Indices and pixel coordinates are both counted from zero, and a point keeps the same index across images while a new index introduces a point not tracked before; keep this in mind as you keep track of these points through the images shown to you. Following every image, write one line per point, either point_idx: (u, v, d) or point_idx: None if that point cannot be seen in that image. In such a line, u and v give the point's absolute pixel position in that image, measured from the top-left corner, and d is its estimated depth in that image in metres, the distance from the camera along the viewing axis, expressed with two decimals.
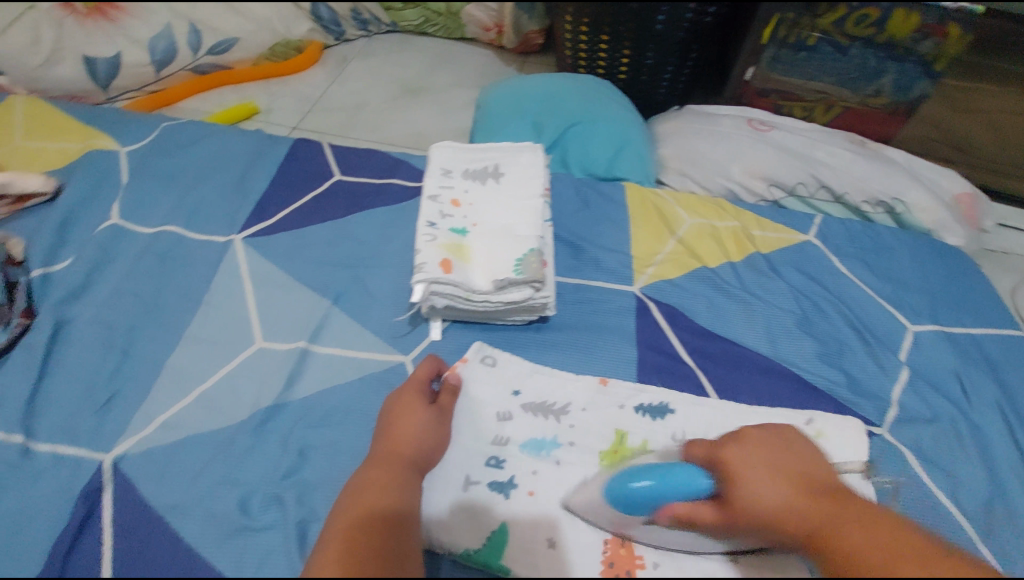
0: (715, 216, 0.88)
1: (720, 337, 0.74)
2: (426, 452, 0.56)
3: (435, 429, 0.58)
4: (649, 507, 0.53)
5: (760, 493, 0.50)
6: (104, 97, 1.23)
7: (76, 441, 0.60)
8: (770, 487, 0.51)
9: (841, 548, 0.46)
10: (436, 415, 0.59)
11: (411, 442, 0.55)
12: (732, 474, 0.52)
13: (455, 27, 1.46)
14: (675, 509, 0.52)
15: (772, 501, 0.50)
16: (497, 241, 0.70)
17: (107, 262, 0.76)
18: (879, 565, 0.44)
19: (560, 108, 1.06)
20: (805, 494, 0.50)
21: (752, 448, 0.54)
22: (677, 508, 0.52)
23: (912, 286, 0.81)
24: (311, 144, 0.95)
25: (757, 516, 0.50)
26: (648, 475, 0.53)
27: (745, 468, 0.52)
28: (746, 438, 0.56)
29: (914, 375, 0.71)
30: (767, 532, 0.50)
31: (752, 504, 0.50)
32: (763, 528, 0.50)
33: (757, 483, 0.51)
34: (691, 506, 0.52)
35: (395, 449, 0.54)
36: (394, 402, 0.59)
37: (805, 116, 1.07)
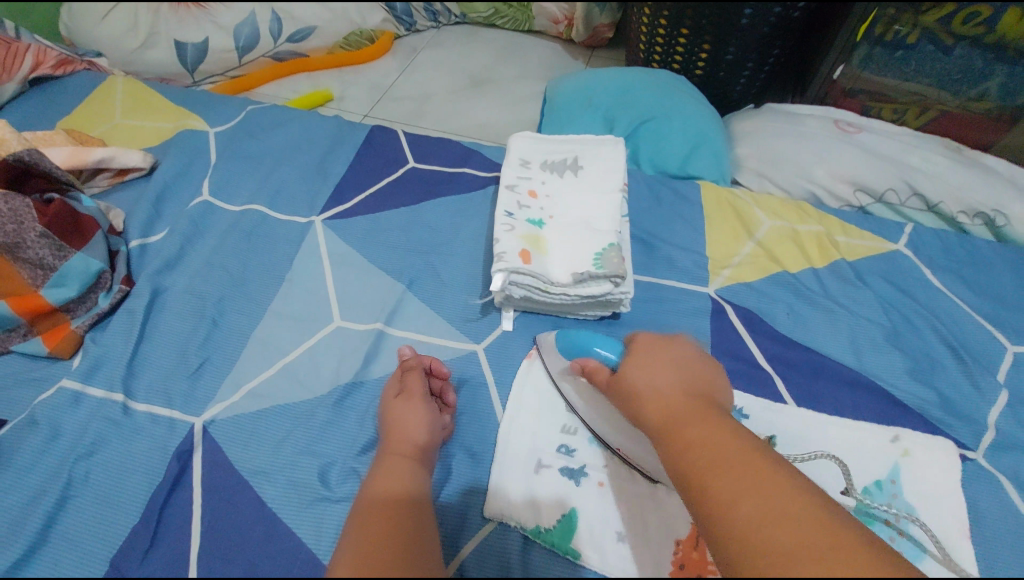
0: (796, 219, 0.84)
1: (799, 344, 0.71)
2: (429, 441, 0.55)
3: (430, 417, 0.57)
4: (583, 352, 0.58)
5: (642, 380, 0.49)
6: (190, 81, 1.29)
7: (171, 402, 0.64)
8: (653, 378, 0.49)
9: (683, 438, 0.44)
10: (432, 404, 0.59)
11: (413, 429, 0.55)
12: (631, 358, 0.51)
13: (524, 19, 1.46)
14: (588, 361, 0.56)
15: (657, 387, 0.48)
16: (575, 234, 0.70)
17: (198, 236, 0.80)
18: (704, 461, 0.42)
19: (634, 102, 1.04)
20: (670, 391, 0.48)
21: (658, 352, 0.51)
22: (589, 361, 0.56)
23: (1014, 304, 0.76)
24: (386, 131, 0.97)
25: (636, 394, 0.49)
26: (601, 343, 0.56)
27: (638, 361, 0.51)
28: (657, 341, 0.52)
29: (1015, 400, 0.66)
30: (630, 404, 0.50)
31: (631, 380, 0.50)
32: (631, 409, 0.50)
33: (642, 371, 0.50)
34: (599, 365, 0.55)
35: (399, 436, 0.54)
36: (391, 399, 0.59)
37: (895, 119, 1.01)
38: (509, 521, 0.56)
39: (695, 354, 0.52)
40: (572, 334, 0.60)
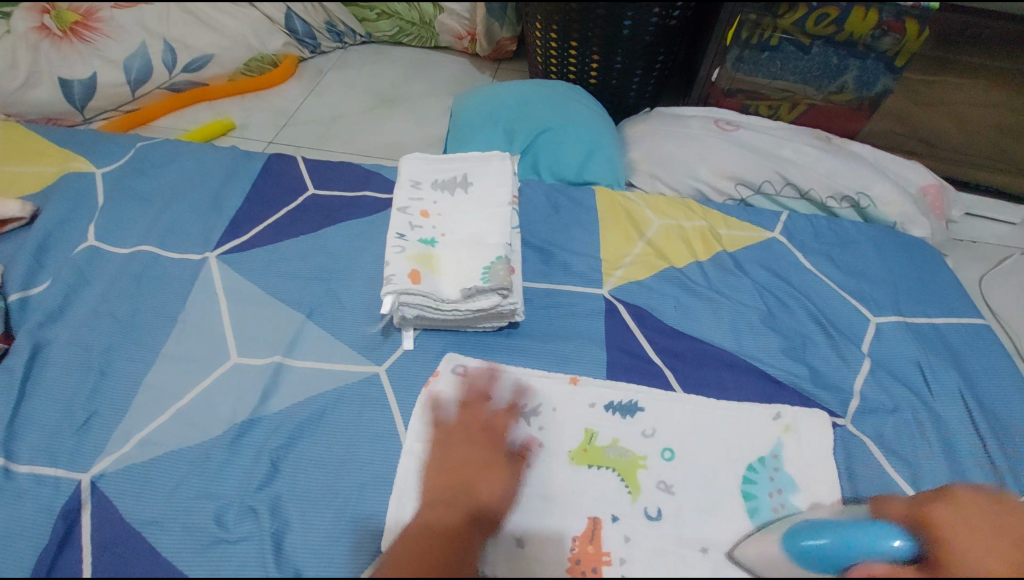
0: (683, 216, 0.90)
1: (687, 335, 0.76)
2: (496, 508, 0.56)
3: (505, 455, 0.60)
4: (842, 563, 0.53)
5: (977, 558, 0.52)
6: (81, 119, 1.24)
7: (56, 461, 0.62)
8: (984, 557, 0.52)
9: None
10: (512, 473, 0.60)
11: (495, 473, 0.58)
12: (935, 531, 0.55)
13: (428, 36, 1.47)
14: (872, 568, 0.51)
15: (994, 565, 0.51)
16: (465, 250, 0.72)
17: (84, 284, 0.78)
18: None
19: (530, 114, 1.08)
20: (1015, 562, 0.52)
21: (960, 511, 0.57)
22: (877, 568, 0.51)
23: (875, 279, 0.83)
24: (284, 159, 0.96)
25: (978, 576, 0.50)
26: (825, 533, 0.54)
27: (951, 529, 0.55)
28: (952, 498, 0.58)
29: (876, 366, 0.73)
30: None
31: (962, 561, 0.51)
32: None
33: (964, 548, 0.53)
34: (891, 568, 0.51)
35: (473, 477, 0.57)
36: (483, 453, 0.59)
37: (772, 114, 1.08)
38: None
39: (1011, 509, 0.58)
40: (789, 537, 0.55)
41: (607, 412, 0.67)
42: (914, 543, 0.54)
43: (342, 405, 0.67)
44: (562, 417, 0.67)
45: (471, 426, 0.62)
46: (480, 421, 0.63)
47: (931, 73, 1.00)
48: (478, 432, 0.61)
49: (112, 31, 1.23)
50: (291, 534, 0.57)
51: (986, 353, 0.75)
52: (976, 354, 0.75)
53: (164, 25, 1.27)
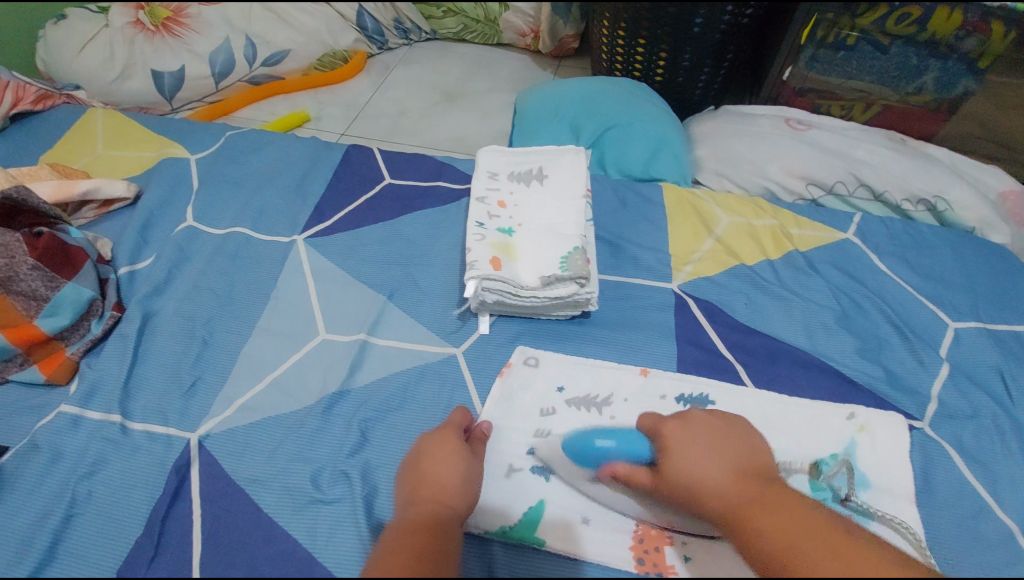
0: (752, 215, 0.90)
1: (758, 332, 0.76)
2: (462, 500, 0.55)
3: (472, 473, 0.58)
4: (597, 458, 0.60)
5: (693, 466, 0.54)
6: (169, 109, 1.33)
7: (167, 420, 0.67)
8: (705, 465, 0.54)
9: (753, 531, 0.50)
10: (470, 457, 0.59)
11: (459, 488, 0.55)
12: (668, 447, 0.56)
13: (492, 33, 1.51)
14: (616, 466, 0.58)
15: (706, 480, 0.53)
16: (542, 240, 0.75)
17: (185, 260, 0.84)
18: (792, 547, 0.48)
19: (597, 111, 1.10)
20: (738, 477, 0.53)
21: (694, 432, 0.57)
22: (617, 466, 0.57)
23: (954, 284, 0.82)
24: (362, 150, 1.01)
25: (683, 486, 0.54)
26: (611, 435, 0.60)
27: (681, 444, 0.56)
28: (690, 418, 0.59)
29: (955, 371, 0.72)
30: (686, 502, 0.54)
31: (676, 476, 0.54)
32: (683, 498, 0.54)
33: (694, 459, 0.54)
34: (632, 468, 0.57)
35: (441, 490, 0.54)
36: (432, 443, 0.59)
37: (844, 115, 1.07)
38: (483, 518, 0.60)
39: (750, 439, 0.58)
40: (571, 440, 0.62)
41: (677, 404, 0.69)
42: (649, 452, 0.57)
43: (424, 382, 0.71)
44: (633, 407, 0.68)
45: (446, 438, 0.59)
46: (456, 441, 0.60)
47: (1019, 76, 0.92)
48: (452, 446, 0.59)
49: (197, 26, 1.30)
50: (380, 499, 0.61)
51: None
52: None
53: (246, 20, 1.33)
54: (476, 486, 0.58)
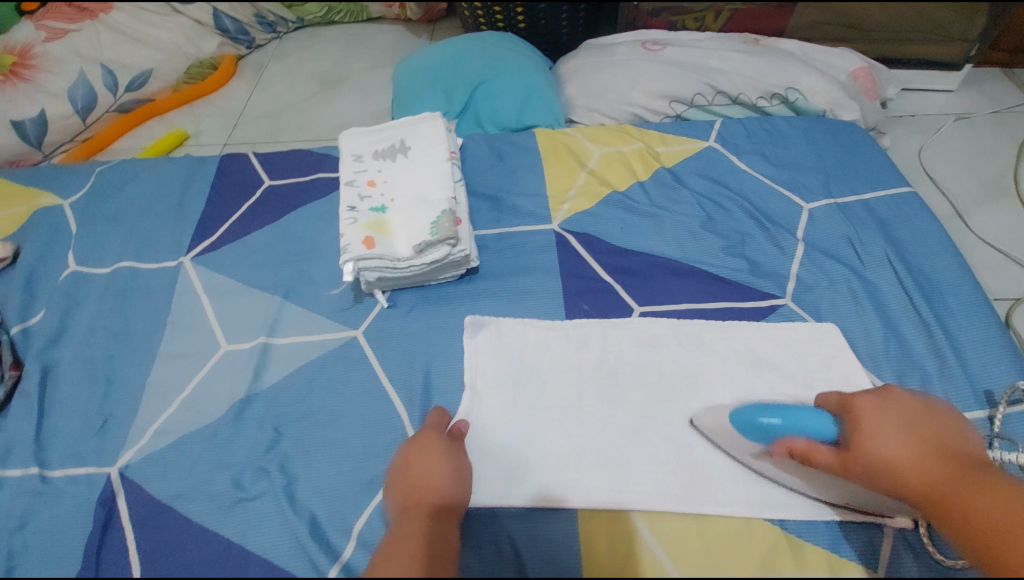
0: (621, 143, 0.94)
1: (633, 252, 0.81)
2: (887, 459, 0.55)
3: (460, 462, 0.61)
4: (772, 436, 0.58)
5: None
6: (41, 156, 1.25)
7: (85, 461, 0.69)
8: None
9: None
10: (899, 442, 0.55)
11: (898, 444, 0.55)
12: None
13: (359, 10, 1.49)
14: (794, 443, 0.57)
15: None
16: (413, 211, 0.77)
17: (75, 306, 0.84)
18: None
19: (463, 70, 1.09)
20: None
21: (891, 407, 0.57)
22: (796, 444, 0.57)
23: (807, 166, 0.88)
24: (237, 157, 1.00)
25: (875, 463, 0.55)
26: (776, 413, 0.57)
27: None
28: None
29: (809, 248, 0.78)
30: (879, 483, 0.55)
31: None
32: (883, 482, 0.55)
33: None
34: (811, 444, 0.56)
35: (930, 418, 0.58)
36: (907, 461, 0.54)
37: (698, 26, 1.12)
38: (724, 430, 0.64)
39: None
40: (737, 414, 0.61)
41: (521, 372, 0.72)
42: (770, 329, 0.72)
43: (328, 368, 0.73)
44: (495, 396, 0.70)
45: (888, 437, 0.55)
46: (432, 453, 0.60)
47: None
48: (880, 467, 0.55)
49: (48, 65, 1.24)
50: (301, 486, 0.64)
51: (915, 218, 0.80)
52: (905, 220, 0.80)
53: (97, 49, 1.28)
54: (467, 466, 0.62)
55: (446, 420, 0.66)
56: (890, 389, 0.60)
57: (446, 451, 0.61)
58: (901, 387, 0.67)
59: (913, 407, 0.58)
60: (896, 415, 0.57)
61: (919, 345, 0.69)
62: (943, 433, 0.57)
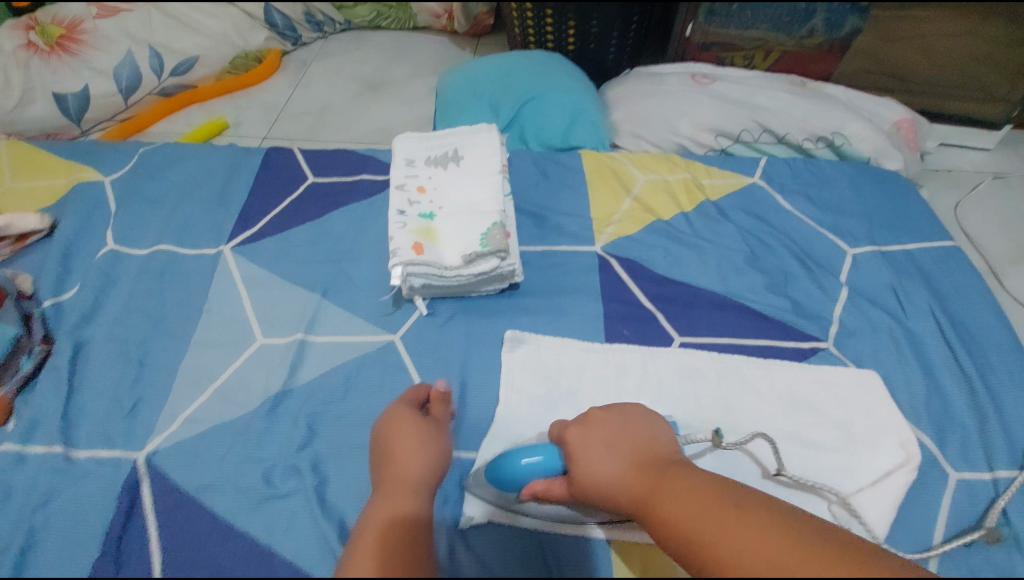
0: (666, 171, 0.95)
1: (676, 281, 0.81)
2: (604, 485, 0.53)
3: (435, 438, 0.57)
4: (517, 481, 0.58)
5: None
6: (78, 132, 1.26)
7: (112, 444, 0.68)
8: None
9: None
10: (612, 454, 0.54)
11: (604, 461, 0.54)
12: None
13: (406, 18, 1.50)
14: (534, 487, 0.57)
15: None
16: (463, 221, 0.77)
17: (111, 286, 0.83)
18: None
19: (513, 86, 1.10)
20: None
21: (598, 428, 0.57)
22: (535, 486, 0.57)
23: (851, 212, 0.88)
24: (282, 151, 1.00)
25: (592, 490, 0.54)
26: (539, 451, 0.57)
27: None
28: None
29: (853, 293, 0.79)
30: (598, 502, 0.54)
31: None
32: (605, 504, 0.54)
33: None
34: (547, 483, 0.57)
35: (634, 430, 0.57)
36: (617, 482, 0.53)
37: (746, 64, 1.16)
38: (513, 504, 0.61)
39: None
40: (489, 469, 0.59)
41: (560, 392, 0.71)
42: (813, 372, 0.71)
43: (365, 371, 0.72)
44: (534, 415, 0.68)
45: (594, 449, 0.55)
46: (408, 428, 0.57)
47: None
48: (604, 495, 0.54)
49: (96, 42, 1.24)
50: (332, 489, 0.63)
51: (958, 272, 0.81)
52: (948, 274, 0.80)
53: (149, 32, 1.29)
54: (442, 439, 0.58)
55: (425, 394, 0.63)
56: (598, 409, 0.60)
57: (425, 425, 0.58)
58: (942, 440, 0.67)
59: (614, 423, 0.58)
60: (602, 437, 0.56)
61: (961, 399, 0.69)
62: (645, 443, 0.56)
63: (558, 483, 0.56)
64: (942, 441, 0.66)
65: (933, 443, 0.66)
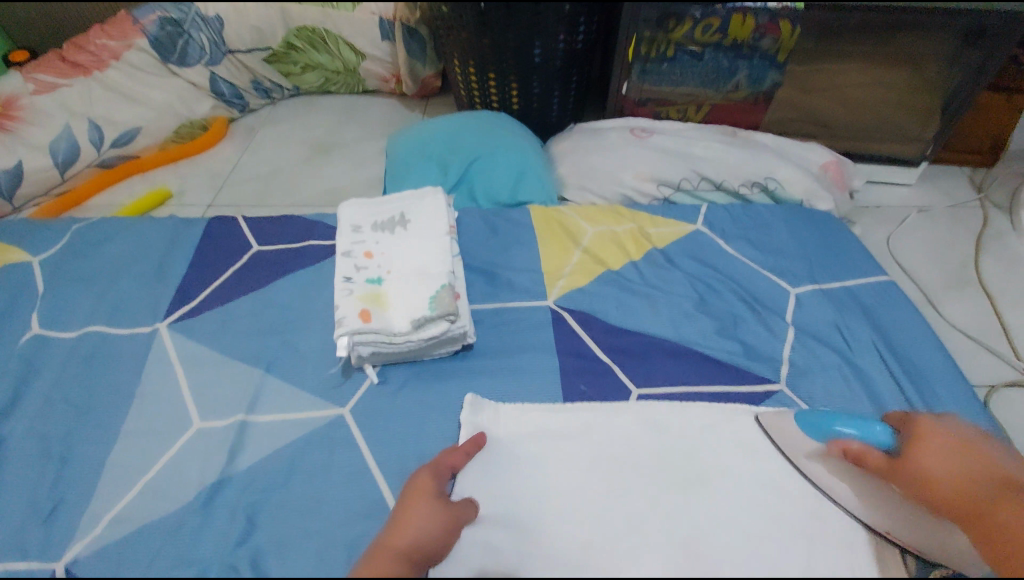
0: (613, 222, 0.96)
1: (630, 332, 0.81)
2: (947, 482, 0.61)
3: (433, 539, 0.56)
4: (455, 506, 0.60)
5: None
6: (10, 209, 1.22)
7: (26, 555, 0.61)
8: None
9: None
10: (950, 453, 0.62)
11: (943, 466, 0.61)
12: None
13: (355, 82, 1.51)
14: (848, 444, 0.64)
15: None
16: (410, 285, 0.76)
17: (33, 373, 0.77)
18: None
19: (459, 145, 1.11)
20: None
21: (936, 437, 0.63)
22: (852, 445, 0.64)
23: (791, 253, 0.92)
24: (225, 220, 0.98)
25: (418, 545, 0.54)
26: (850, 423, 0.66)
27: None
28: None
29: (800, 332, 0.81)
30: (920, 494, 0.61)
31: None
32: (926, 500, 0.61)
33: None
34: (864, 447, 0.64)
35: (968, 454, 0.62)
36: (948, 475, 0.61)
37: (681, 117, 1.20)
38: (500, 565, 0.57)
39: None
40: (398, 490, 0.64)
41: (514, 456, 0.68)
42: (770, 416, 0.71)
43: (311, 450, 0.68)
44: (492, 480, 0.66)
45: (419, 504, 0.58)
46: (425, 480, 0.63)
47: (816, 42, 1.09)
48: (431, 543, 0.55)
49: (32, 117, 1.20)
50: None
51: (896, 307, 0.84)
52: (887, 309, 0.84)
53: (87, 104, 1.25)
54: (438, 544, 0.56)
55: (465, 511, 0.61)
56: (918, 419, 0.66)
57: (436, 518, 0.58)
58: None
59: (950, 436, 0.64)
60: (946, 448, 0.63)
61: None
62: (972, 457, 0.62)
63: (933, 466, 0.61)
64: None
65: None
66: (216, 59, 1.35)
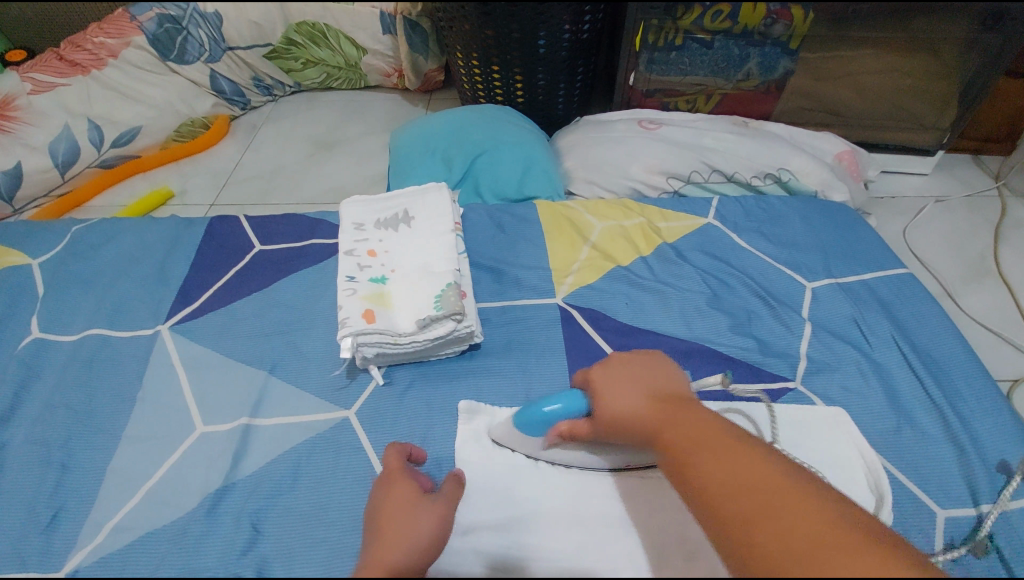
0: (622, 216, 0.94)
1: (641, 330, 0.79)
2: (632, 409, 0.52)
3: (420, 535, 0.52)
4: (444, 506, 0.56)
5: None
6: (10, 210, 1.20)
7: (26, 565, 0.60)
8: None
9: None
10: (628, 382, 0.55)
11: (620, 395, 0.54)
12: None
13: (357, 77, 1.49)
14: (560, 425, 0.59)
15: None
16: (416, 283, 0.74)
17: (34, 378, 0.76)
18: None
19: (463, 140, 1.09)
20: None
21: (619, 368, 0.57)
22: (561, 426, 0.58)
23: (805, 246, 0.89)
24: (226, 220, 0.96)
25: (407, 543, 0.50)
26: (557, 399, 0.60)
27: None
28: None
29: (817, 328, 0.78)
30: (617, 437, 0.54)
31: None
32: (622, 438, 0.53)
33: None
34: (573, 422, 0.58)
35: (660, 371, 0.56)
36: (624, 404, 0.53)
37: (690, 108, 1.19)
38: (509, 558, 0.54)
39: None
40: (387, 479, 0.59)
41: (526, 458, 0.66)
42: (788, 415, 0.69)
43: (316, 454, 0.67)
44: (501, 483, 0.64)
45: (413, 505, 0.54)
46: (407, 479, 0.57)
47: (833, 27, 1.01)
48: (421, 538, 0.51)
49: (30, 117, 1.18)
50: None
51: (916, 300, 0.81)
52: (906, 302, 0.81)
53: (86, 104, 1.24)
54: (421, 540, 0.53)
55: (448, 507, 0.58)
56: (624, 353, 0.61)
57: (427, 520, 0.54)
58: (923, 477, 0.65)
59: (637, 364, 0.57)
60: (625, 378, 0.55)
61: (935, 431, 0.68)
62: (657, 381, 0.55)
63: (613, 401, 0.54)
64: (919, 477, 0.64)
65: (914, 481, 0.64)
66: (215, 55, 1.32)
